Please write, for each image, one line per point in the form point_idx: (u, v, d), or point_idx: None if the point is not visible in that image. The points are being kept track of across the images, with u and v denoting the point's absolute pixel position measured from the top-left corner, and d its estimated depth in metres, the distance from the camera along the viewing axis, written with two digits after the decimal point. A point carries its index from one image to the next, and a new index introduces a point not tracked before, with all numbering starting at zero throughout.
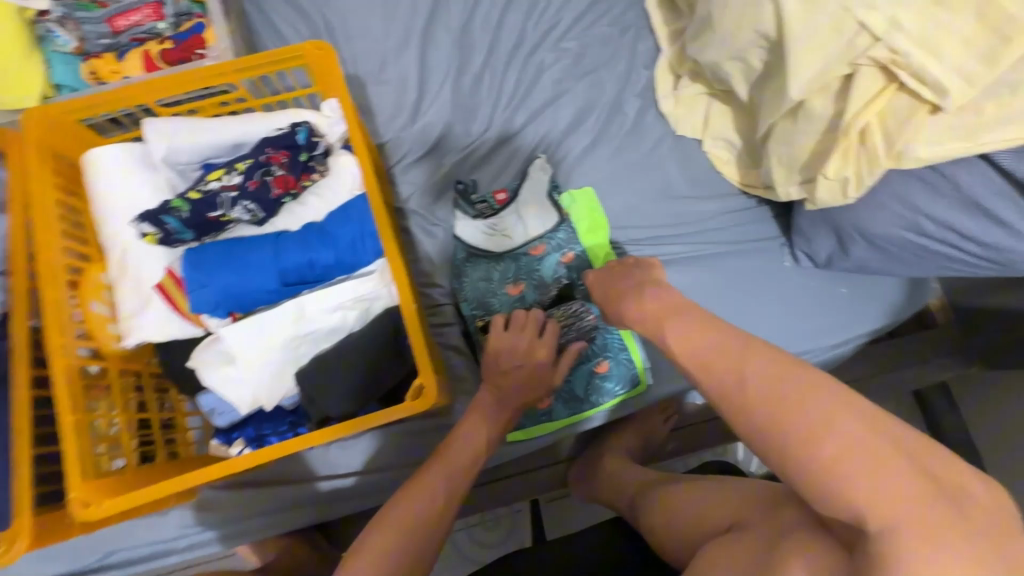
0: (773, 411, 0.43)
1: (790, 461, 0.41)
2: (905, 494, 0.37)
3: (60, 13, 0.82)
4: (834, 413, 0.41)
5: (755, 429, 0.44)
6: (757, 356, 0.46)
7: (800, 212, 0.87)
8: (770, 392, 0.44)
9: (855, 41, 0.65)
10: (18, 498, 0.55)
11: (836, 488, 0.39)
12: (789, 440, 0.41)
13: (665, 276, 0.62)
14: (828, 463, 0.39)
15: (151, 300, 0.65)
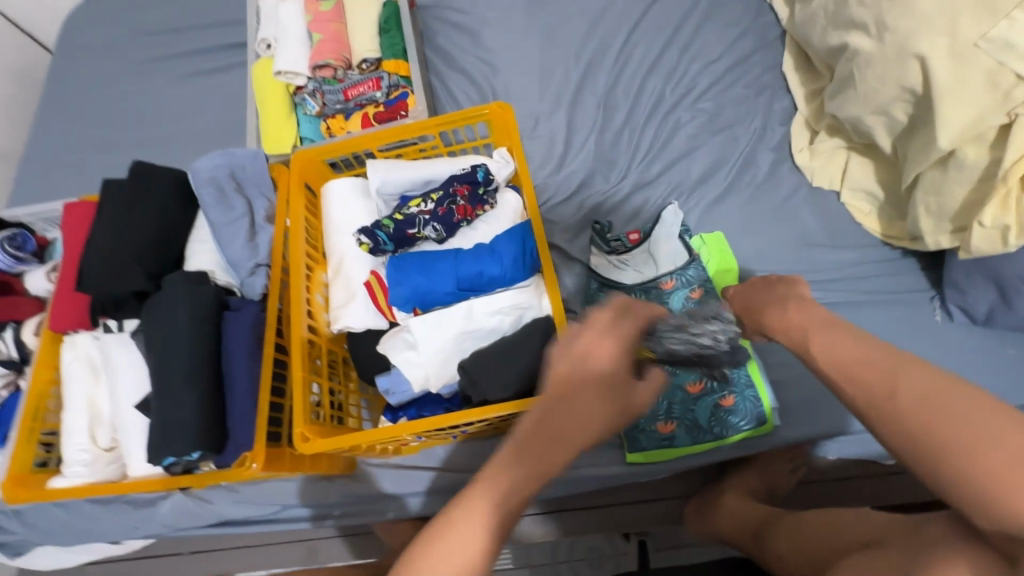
0: (932, 424, 0.44)
1: (951, 475, 0.43)
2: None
3: (312, 87, 1.12)
4: (1003, 431, 0.41)
5: (912, 442, 0.45)
6: (912, 368, 0.47)
7: (953, 264, 0.84)
8: (934, 404, 0.44)
9: (1011, 91, 0.69)
10: (257, 428, 0.71)
11: (1010, 499, 0.40)
12: (953, 456, 0.42)
13: (807, 292, 0.63)
14: (996, 480, 0.40)
15: (358, 294, 0.83)
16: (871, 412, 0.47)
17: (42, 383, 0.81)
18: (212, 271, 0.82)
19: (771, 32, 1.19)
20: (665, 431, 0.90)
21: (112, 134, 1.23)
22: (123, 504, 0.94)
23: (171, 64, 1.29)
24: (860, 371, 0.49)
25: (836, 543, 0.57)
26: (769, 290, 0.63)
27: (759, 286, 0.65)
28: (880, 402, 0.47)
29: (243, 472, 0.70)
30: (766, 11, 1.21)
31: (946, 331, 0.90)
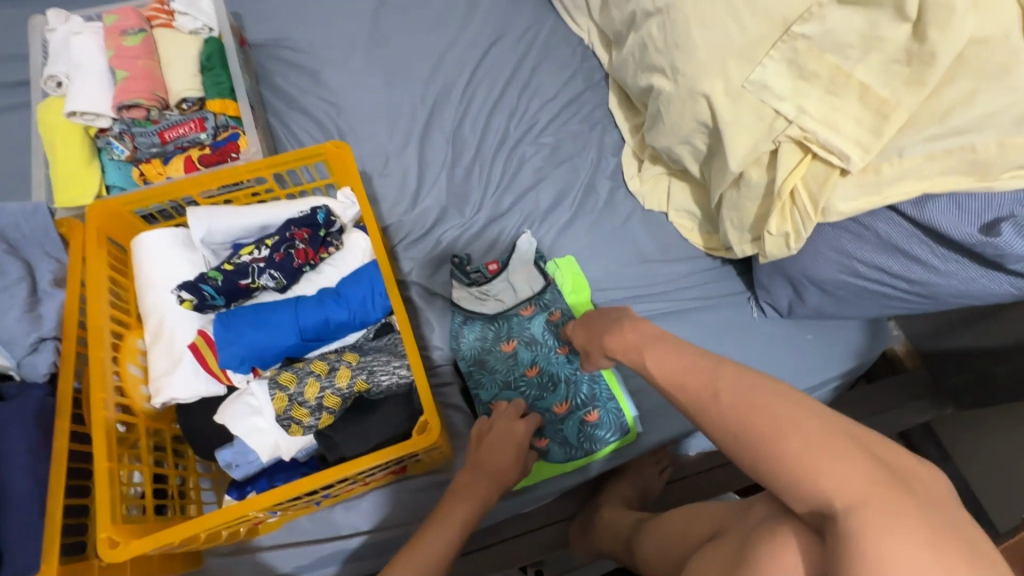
0: (745, 417, 0.51)
1: (766, 462, 0.48)
2: (862, 479, 0.44)
3: (118, 129, 1.00)
4: (796, 418, 0.49)
5: (729, 436, 0.52)
6: (724, 369, 0.56)
7: (758, 268, 0.98)
8: (740, 399, 0.52)
9: (773, 124, 0.81)
10: (47, 541, 0.57)
11: (806, 474, 0.46)
12: (762, 443, 0.49)
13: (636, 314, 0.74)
14: (795, 458, 0.46)
15: (183, 359, 0.73)
16: (701, 417, 0.55)
17: None
18: None
19: (596, 73, 1.32)
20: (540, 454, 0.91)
21: None
22: None
23: None
24: (686, 378, 0.58)
25: (687, 537, 0.61)
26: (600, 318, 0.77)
27: (599, 319, 0.77)
28: (706, 404, 0.54)
29: None
30: (590, 55, 1.34)
31: (762, 326, 1.05)
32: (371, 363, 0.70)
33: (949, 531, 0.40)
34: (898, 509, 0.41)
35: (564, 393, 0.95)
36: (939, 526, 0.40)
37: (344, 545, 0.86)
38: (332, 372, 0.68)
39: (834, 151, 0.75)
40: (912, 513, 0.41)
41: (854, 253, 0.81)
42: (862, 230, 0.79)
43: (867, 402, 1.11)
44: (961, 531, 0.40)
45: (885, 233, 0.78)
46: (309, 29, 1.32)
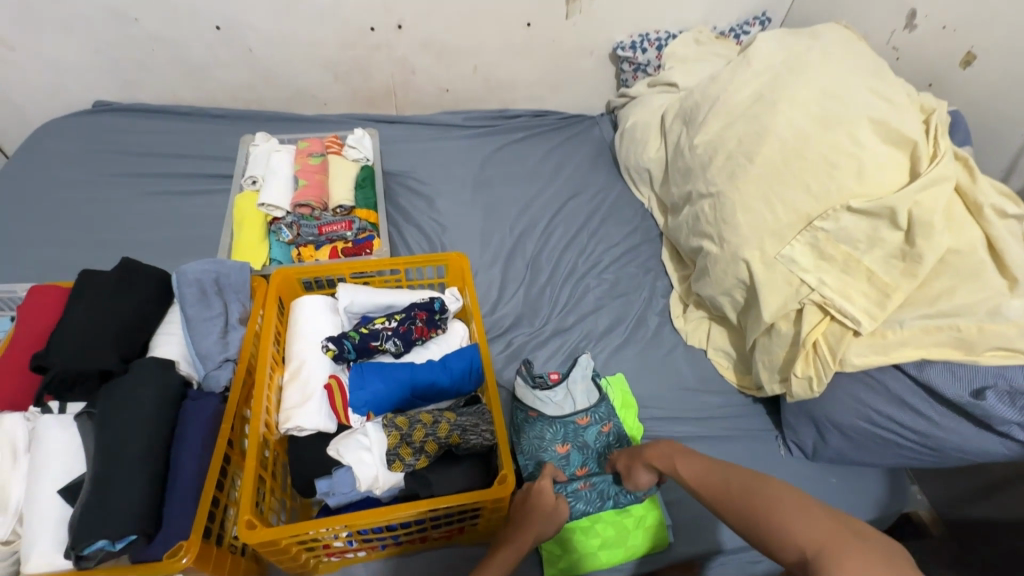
0: (745, 498, 0.66)
1: (760, 525, 0.63)
2: (827, 532, 0.56)
3: (291, 220, 1.31)
4: (781, 493, 0.64)
5: (738, 517, 0.66)
6: (734, 468, 0.72)
7: (786, 408, 1.12)
8: (742, 485, 0.68)
9: (799, 289, 1.02)
10: (200, 513, 0.72)
11: (785, 531, 0.59)
12: (756, 514, 0.64)
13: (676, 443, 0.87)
14: (779, 516, 0.61)
15: (313, 396, 0.91)
16: (717, 504, 0.70)
17: None
18: (178, 360, 0.88)
19: (653, 231, 1.62)
20: (579, 544, 1.00)
21: (82, 240, 1.32)
22: None
23: (155, 186, 1.46)
24: (707, 478, 0.74)
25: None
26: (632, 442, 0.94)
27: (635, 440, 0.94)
28: (720, 495, 0.70)
29: (172, 566, 0.68)
30: (649, 216, 1.65)
31: (789, 463, 1.16)
32: (465, 423, 0.85)
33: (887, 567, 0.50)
34: (850, 550, 0.53)
35: (603, 495, 1.03)
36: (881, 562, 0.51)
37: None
38: (434, 424, 0.84)
39: (848, 316, 0.95)
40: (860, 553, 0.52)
41: (869, 402, 0.96)
42: (874, 382, 0.95)
43: None
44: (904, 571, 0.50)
45: (893, 387, 0.93)
46: (431, 168, 1.70)
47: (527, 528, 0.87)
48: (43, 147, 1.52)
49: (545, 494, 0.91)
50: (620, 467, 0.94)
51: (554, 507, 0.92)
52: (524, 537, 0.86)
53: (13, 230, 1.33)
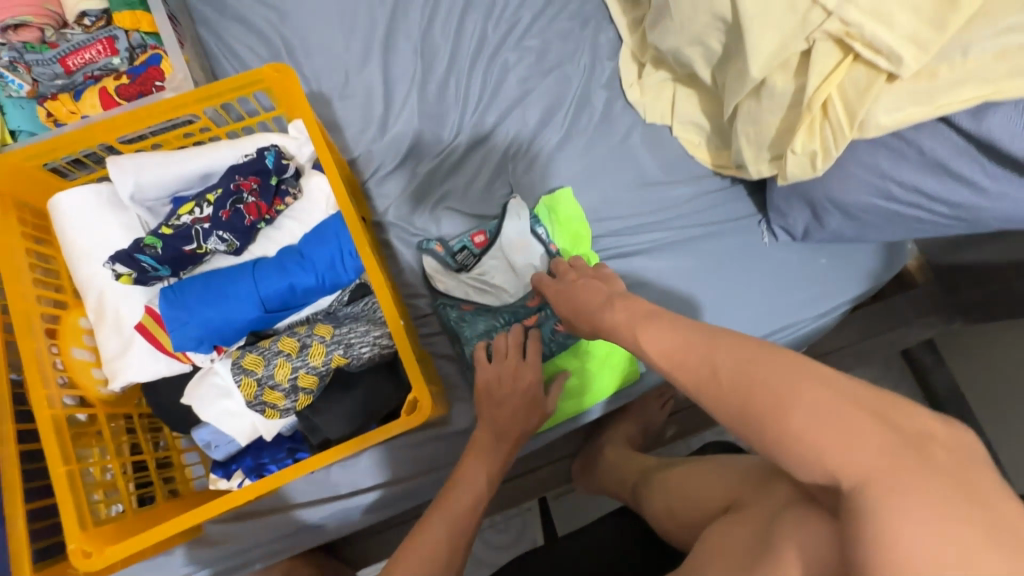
0: (747, 394, 0.45)
1: (768, 431, 0.44)
2: (880, 444, 0.40)
3: (10, 58, 0.81)
4: (800, 390, 0.43)
5: (737, 412, 0.46)
6: (721, 348, 0.49)
7: (773, 189, 0.88)
8: (739, 368, 0.47)
9: (808, 16, 0.67)
10: (14, 551, 0.54)
11: (814, 451, 0.41)
12: (767, 420, 0.44)
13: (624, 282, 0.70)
14: (802, 440, 0.42)
15: (133, 342, 0.65)
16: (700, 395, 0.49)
17: None
18: None
19: None
20: None
21: None
22: None
23: None
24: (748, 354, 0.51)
25: (702, 503, 0.60)
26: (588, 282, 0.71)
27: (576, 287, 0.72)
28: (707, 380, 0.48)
29: None
30: None
31: (772, 251, 0.97)
32: (350, 334, 0.62)
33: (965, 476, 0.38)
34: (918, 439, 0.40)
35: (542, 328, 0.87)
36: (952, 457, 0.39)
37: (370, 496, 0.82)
38: (304, 350, 0.60)
39: (882, 51, 0.62)
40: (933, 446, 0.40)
41: (889, 173, 0.71)
42: (902, 146, 0.68)
43: (872, 322, 1.12)
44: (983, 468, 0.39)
45: (930, 149, 0.66)
46: None
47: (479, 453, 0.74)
48: None
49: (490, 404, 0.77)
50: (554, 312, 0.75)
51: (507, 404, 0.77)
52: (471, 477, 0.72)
53: None
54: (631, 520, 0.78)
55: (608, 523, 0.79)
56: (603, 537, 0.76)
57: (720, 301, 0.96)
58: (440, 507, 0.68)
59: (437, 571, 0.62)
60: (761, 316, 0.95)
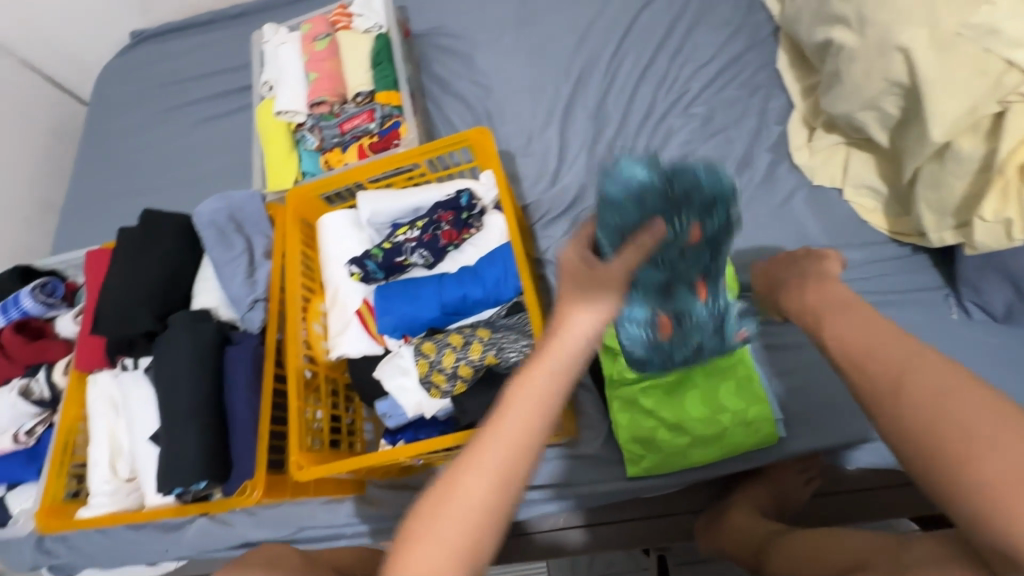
0: (931, 432, 0.44)
1: (949, 480, 0.43)
2: None
3: (311, 124, 1.17)
4: (997, 443, 0.41)
5: (912, 446, 0.45)
6: (920, 366, 0.47)
7: (962, 261, 0.80)
8: (928, 401, 0.45)
9: (1002, 78, 0.66)
10: (259, 455, 0.76)
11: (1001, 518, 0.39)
12: (948, 469, 0.43)
13: (832, 266, 0.71)
14: (993, 504, 0.40)
15: (349, 324, 0.87)
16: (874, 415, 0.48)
17: (71, 420, 0.87)
18: (215, 307, 0.86)
19: (763, 29, 1.18)
20: (667, 444, 0.87)
21: (166, 182, 1.42)
22: (155, 528, 1.06)
23: (202, 114, 1.49)
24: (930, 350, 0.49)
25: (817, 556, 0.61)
26: (796, 265, 0.75)
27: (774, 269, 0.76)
28: (883, 404, 0.48)
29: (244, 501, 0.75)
30: (759, 7, 1.21)
31: (962, 331, 0.85)
32: (501, 340, 0.76)
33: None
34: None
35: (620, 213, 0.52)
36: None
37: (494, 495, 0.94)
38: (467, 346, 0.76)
39: None
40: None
41: None
42: None
43: None
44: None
45: None
46: (463, 14, 1.41)
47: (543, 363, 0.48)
48: (109, 97, 1.58)
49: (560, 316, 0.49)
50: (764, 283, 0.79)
51: (576, 263, 0.51)
52: (517, 419, 0.47)
53: (106, 189, 1.46)
54: None
55: None
56: None
57: None
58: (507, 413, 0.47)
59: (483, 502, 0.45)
60: None
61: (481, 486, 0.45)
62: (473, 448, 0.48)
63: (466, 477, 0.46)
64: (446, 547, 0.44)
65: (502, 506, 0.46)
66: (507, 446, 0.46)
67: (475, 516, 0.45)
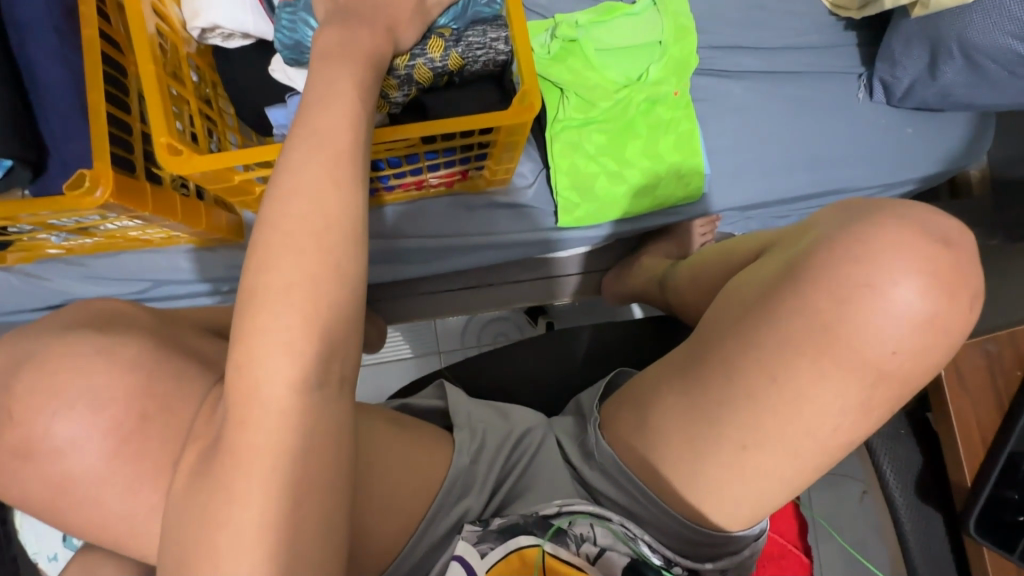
0: (766, 348, 0.48)
1: (788, 378, 0.48)
2: (863, 357, 0.46)
3: None
4: (788, 328, 0.48)
5: (755, 365, 0.49)
6: (758, 334, 0.49)
7: (898, 28, 0.84)
8: (756, 339, 0.49)
9: None
10: (98, 143, 0.54)
11: (835, 377, 0.47)
12: (794, 365, 0.47)
13: (297, 211, 0.39)
14: (816, 373, 0.47)
15: None
16: (723, 360, 0.50)
17: None
18: None
19: None
20: (600, 192, 0.84)
21: None
22: None
23: None
24: (762, 297, 0.50)
25: (734, 252, 0.66)
26: (301, 183, 0.40)
27: (326, 323, 0.38)
28: (745, 348, 0.49)
29: (85, 201, 0.53)
30: None
31: (864, 108, 0.93)
32: (468, 37, 0.58)
33: (945, 251, 0.47)
34: (895, 278, 0.46)
35: None
36: (909, 247, 0.47)
37: (409, 242, 0.86)
38: (428, 39, 0.56)
39: None
40: (901, 254, 0.46)
41: None
42: None
43: None
44: (939, 232, 0.48)
45: None
46: None
47: (293, 205, 0.39)
48: None
49: (333, 63, 0.45)
50: (312, 207, 0.40)
51: None
52: (302, 195, 0.40)
53: None
54: (663, 331, 0.77)
55: (638, 324, 0.77)
56: (630, 333, 0.77)
57: (795, 148, 0.92)
58: (272, 266, 0.38)
59: (310, 343, 0.38)
60: (832, 170, 0.92)
61: (295, 254, 0.38)
62: (263, 294, 0.38)
63: (267, 267, 0.38)
64: (272, 327, 0.37)
65: (342, 270, 0.39)
66: (308, 233, 0.39)
67: (297, 364, 0.37)
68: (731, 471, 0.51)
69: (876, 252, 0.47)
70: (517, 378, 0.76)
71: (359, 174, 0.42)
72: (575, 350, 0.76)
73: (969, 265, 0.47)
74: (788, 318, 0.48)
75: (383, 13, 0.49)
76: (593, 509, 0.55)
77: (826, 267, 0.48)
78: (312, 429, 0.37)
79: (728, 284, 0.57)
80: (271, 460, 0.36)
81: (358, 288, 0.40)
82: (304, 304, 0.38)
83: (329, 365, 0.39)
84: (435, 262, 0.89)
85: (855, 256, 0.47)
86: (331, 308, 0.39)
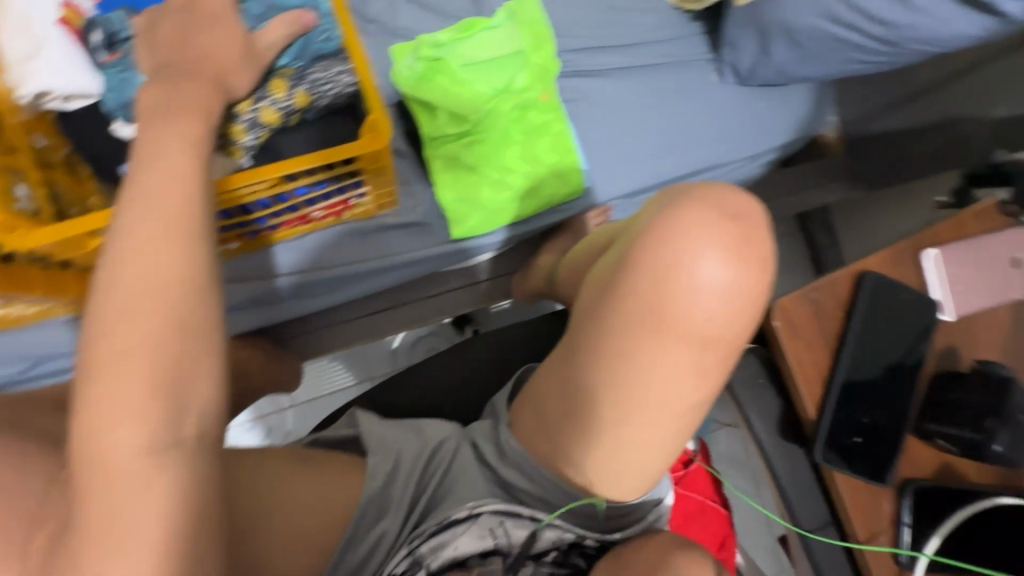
0: (621, 332, 0.52)
1: (645, 354, 0.52)
2: (702, 326, 0.52)
3: None
4: (635, 309, 0.52)
5: (612, 350, 0.53)
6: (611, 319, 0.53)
7: (731, 15, 0.92)
8: (613, 325, 0.53)
9: None
10: None
11: (682, 347, 0.52)
12: (648, 343, 0.52)
13: (129, 275, 0.39)
14: (670, 345, 0.52)
15: (43, 45, 0.58)
16: (591, 347, 0.54)
17: None
18: None
19: None
20: (485, 200, 0.88)
21: None
22: None
23: None
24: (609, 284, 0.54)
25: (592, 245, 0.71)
26: (130, 244, 0.40)
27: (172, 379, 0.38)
28: (603, 334, 0.53)
29: None
30: None
31: (718, 90, 1.01)
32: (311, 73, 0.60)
33: (736, 226, 0.53)
34: (706, 252, 0.51)
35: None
36: (722, 220, 0.52)
37: (306, 277, 0.85)
38: (267, 79, 0.58)
39: None
40: (719, 228, 0.52)
41: None
42: None
43: None
44: (731, 205, 0.53)
45: None
46: None
47: (121, 268, 0.39)
48: None
49: (155, 123, 0.45)
50: (146, 267, 0.40)
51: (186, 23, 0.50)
52: (131, 259, 0.40)
53: None
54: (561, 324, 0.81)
55: (537, 320, 0.81)
56: (530, 330, 0.80)
57: (662, 134, 0.99)
58: (105, 333, 0.38)
59: (157, 403, 0.38)
60: (699, 150, 0.99)
61: (128, 319, 0.38)
62: (100, 364, 0.38)
63: (101, 335, 0.38)
64: (113, 395, 0.37)
65: (183, 325, 0.39)
66: (141, 294, 0.39)
67: (146, 426, 0.37)
68: (609, 446, 0.55)
69: (692, 230, 0.52)
70: (427, 393, 0.77)
71: (198, 228, 0.42)
72: (479, 356, 0.79)
73: (758, 230, 0.54)
74: (630, 299, 0.52)
75: (206, 65, 0.50)
76: (504, 507, 0.60)
77: (649, 249, 0.52)
78: (170, 489, 0.38)
79: (587, 273, 0.60)
80: (128, 525, 0.36)
81: (206, 340, 0.40)
82: (144, 366, 0.38)
83: (182, 420, 0.39)
84: (337, 292, 0.89)
85: (683, 234, 0.52)
86: (175, 365, 0.39)
